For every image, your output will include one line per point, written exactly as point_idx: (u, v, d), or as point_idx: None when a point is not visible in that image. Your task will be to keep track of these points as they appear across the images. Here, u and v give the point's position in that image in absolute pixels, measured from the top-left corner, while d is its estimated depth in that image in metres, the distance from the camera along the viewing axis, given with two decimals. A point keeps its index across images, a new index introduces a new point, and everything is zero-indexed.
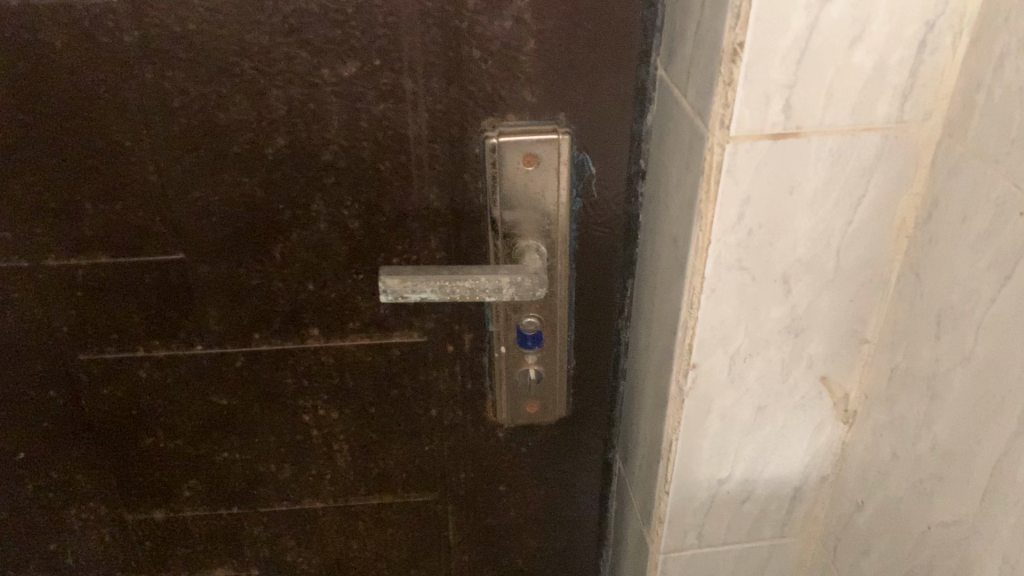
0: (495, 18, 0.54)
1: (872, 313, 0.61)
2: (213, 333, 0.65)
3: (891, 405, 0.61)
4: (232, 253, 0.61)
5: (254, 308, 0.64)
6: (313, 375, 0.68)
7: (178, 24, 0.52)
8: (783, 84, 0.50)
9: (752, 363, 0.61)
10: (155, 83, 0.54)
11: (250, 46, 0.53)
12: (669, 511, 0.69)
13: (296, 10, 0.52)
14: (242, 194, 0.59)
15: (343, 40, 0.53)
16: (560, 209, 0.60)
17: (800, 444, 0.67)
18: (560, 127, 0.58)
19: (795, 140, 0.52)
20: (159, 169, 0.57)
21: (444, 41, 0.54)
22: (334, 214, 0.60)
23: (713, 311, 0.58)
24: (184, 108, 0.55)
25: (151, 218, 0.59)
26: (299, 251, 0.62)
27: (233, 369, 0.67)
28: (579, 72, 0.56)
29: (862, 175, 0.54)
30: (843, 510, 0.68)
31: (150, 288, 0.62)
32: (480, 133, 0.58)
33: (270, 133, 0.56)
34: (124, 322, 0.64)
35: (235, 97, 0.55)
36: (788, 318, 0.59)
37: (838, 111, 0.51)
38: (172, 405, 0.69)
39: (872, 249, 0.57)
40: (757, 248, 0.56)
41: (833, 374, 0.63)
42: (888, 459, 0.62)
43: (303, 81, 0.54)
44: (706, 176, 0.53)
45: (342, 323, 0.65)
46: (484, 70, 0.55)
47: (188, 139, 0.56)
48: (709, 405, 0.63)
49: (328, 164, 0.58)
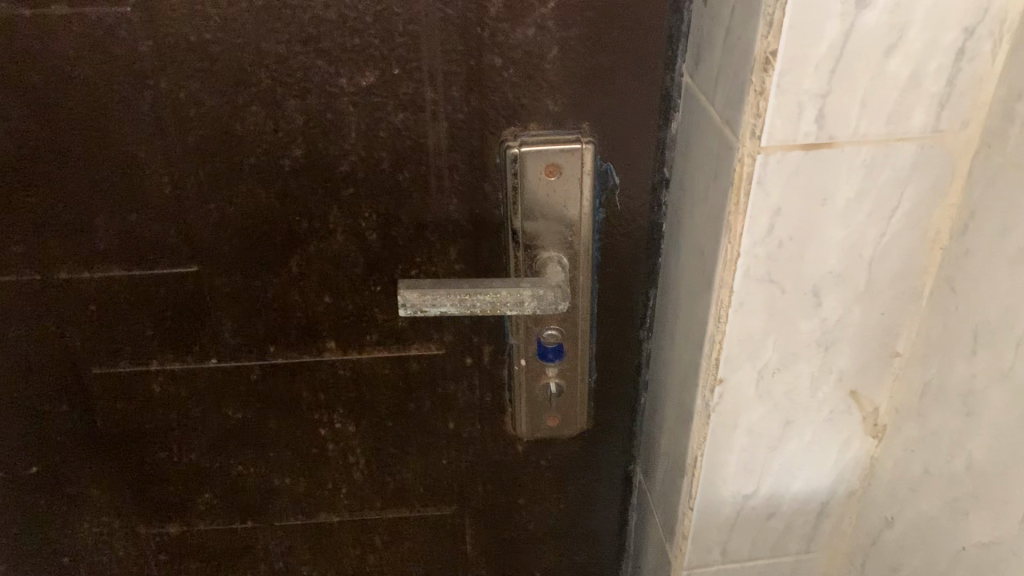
0: (518, 25, 0.52)
1: (904, 326, 0.59)
2: (228, 346, 0.64)
3: (923, 421, 0.59)
4: (247, 266, 0.60)
5: (270, 321, 0.63)
6: (330, 389, 0.67)
7: (193, 34, 0.51)
8: (816, 93, 0.48)
9: (781, 377, 0.60)
10: (170, 93, 0.53)
11: (267, 55, 0.52)
12: (694, 526, 0.67)
13: (314, 19, 0.51)
14: (258, 206, 0.57)
15: (361, 48, 0.52)
16: (583, 220, 0.59)
17: (828, 459, 0.65)
18: (584, 137, 0.57)
19: (828, 151, 0.50)
20: (173, 181, 0.56)
21: (465, 49, 0.53)
22: (351, 225, 0.59)
23: (741, 325, 0.57)
24: (199, 119, 0.54)
25: (166, 231, 0.58)
26: (315, 264, 0.60)
27: (249, 382, 0.66)
28: (603, 80, 0.55)
29: (896, 186, 0.52)
30: (871, 526, 0.66)
31: (164, 302, 0.61)
32: (501, 143, 0.57)
33: (288, 143, 0.55)
34: (138, 335, 0.63)
35: (251, 107, 0.53)
36: (818, 331, 0.58)
37: (872, 120, 0.50)
38: (187, 418, 0.67)
39: (906, 261, 0.56)
40: (788, 261, 0.54)
41: (863, 388, 0.62)
42: (920, 476, 0.60)
43: (320, 90, 0.53)
44: (736, 187, 0.52)
45: (359, 336, 0.64)
46: (506, 78, 0.54)
47: (204, 151, 0.55)
48: (736, 420, 0.61)
49: (346, 174, 0.57)
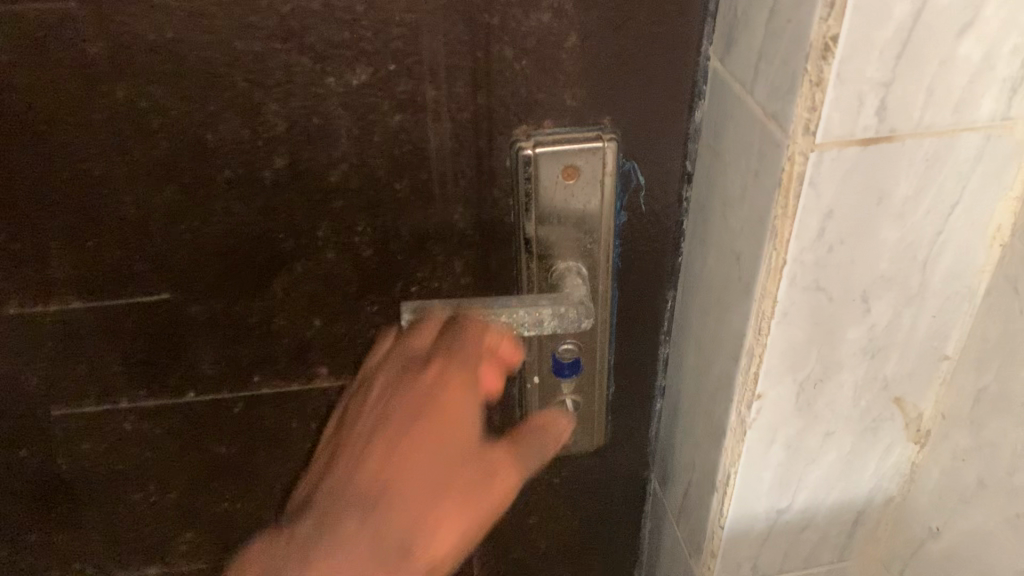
0: (531, 10, 0.45)
1: (955, 327, 0.54)
2: (208, 377, 0.57)
3: (978, 429, 0.54)
4: (227, 290, 0.53)
5: (254, 349, 0.56)
6: (324, 417, 0.60)
7: (153, 32, 0.43)
8: (879, 82, 0.42)
9: (823, 389, 0.55)
10: (130, 101, 0.45)
11: (241, 54, 0.44)
12: (724, 545, 0.62)
13: (295, 10, 0.43)
14: (236, 225, 0.51)
15: (351, 43, 0.45)
16: (603, 226, 0.53)
17: (867, 467, 0.60)
18: (605, 133, 0.50)
19: (887, 145, 0.45)
20: (138, 201, 0.49)
21: (472, 39, 0.46)
22: (344, 241, 0.52)
23: (785, 337, 0.51)
24: (165, 130, 0.46)
25: (131, 257, 0.51)
26: (304, 284, 0.54)
27: (232, 414, 0.59)
28: (626, 69, 0.48)
29: (958, 181, 0.47)
30: (911, 535, 0.62)
31: (133, 333, 0.54)
32: (512, 143, 0.50)
33: (270, 153, 0.48)
34: (105, 370, 0.56)
35: (225, 114, 0.46)
36: (866, 339, 0.53)
37: (938, 110, 0.44)
38: (162, 456, 0.61)
39: (962, 260, 0.51)
40: (837, 266, 0.49)
41: (908, 394, 0.57)
42: (973, 487, 0.55)
43: (305, 92, 0.46)
44: (783, 188, 0.46)
45: (355, 360, 0.58)
46: (518, 70, 0.47)
47: (173, 165, 0.48)
48: (773, 435, 0.56)
49: (337, 185, 0.50)
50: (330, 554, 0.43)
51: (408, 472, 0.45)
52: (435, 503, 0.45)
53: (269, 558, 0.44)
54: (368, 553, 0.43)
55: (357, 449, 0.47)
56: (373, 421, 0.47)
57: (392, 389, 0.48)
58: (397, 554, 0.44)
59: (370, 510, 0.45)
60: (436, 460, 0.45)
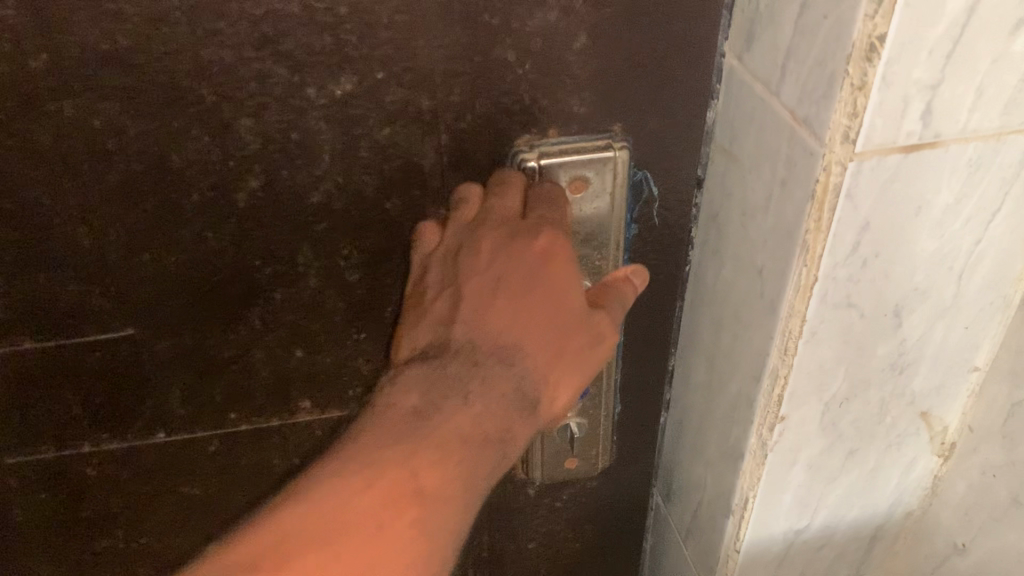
0: (536, 8, 0.42)
1: (987, 338, 0.50)
2: (178, 418, 0.55)
3: (1011, 445, 0.51)
4: (198, 325, 0.51)
5: (229, 384, 0.54)
6: (306, 453, 0.59)
7: (104, 43, 0.39)
8: (926, 85, 0.38)
9: (849, 407, 0.51)
10: (79, 120, 0.41)
11: (208, 65, 0.40)
12: (738, 569, 0.59)
13: (271, 12, 0.39)
14: (206, 255, 0.48)
15: (334, 49, 0.41)
16: (613, 239, 0.51)
17: (889, 483, 0.57)
18: (615, 140, 0.48)
19: (930, 152, 0.41)
20: (93, 231, 0.45)
21: (469, 42, 0.43)
22: (326, 264, 0.50)
23: (812, 357, 0.47)
24: (122, 151, 0.43)
25: (89, 291, 0.48)
26: (283, 315, 0.51)
27: (208, 453, 0.57)
28: (635, 71, 0.45)
29: (1002, 186, 0.43)
30: (934, 551, 0.59)
31: (97, 373, 0.51)
32: (516, 152, 0.48)
33: (243, 174, 0.45)
34: (65, 410, 0.53)
35: (192, 130, 0.43)
36: (896, 354, 0.49)
37: (985, 113, 0.40)
38: (131, 494, 0.58)
39: (1000, 269, 0.47)
40: (870, 280, 0.45)
41: (935, 408, 0.53)
42: (1005, 505, 0.52)
43: (282, 104, 0.43)
44: (817, 201, 0.42)
45: (341, 391, 0.56)
46: (521, 75, 0.45)
47: (132, 189, 0.44)
48: (794, 457, 0.53)
49: (320, 206, 0.47)
50: (463, 405, 0.40)
51: (535, 340, 0.43)
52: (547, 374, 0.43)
53: (384, 426, 0.39)
54: (494, 409, 0.40)
55: (473, 305, 0.43)
56: (474, 306, 0.43)
57: (502, 258, 0.44)
58: (527, 409, 0.41)
59: (493, 364, 0.41)
60: (548, 328, 0.43)
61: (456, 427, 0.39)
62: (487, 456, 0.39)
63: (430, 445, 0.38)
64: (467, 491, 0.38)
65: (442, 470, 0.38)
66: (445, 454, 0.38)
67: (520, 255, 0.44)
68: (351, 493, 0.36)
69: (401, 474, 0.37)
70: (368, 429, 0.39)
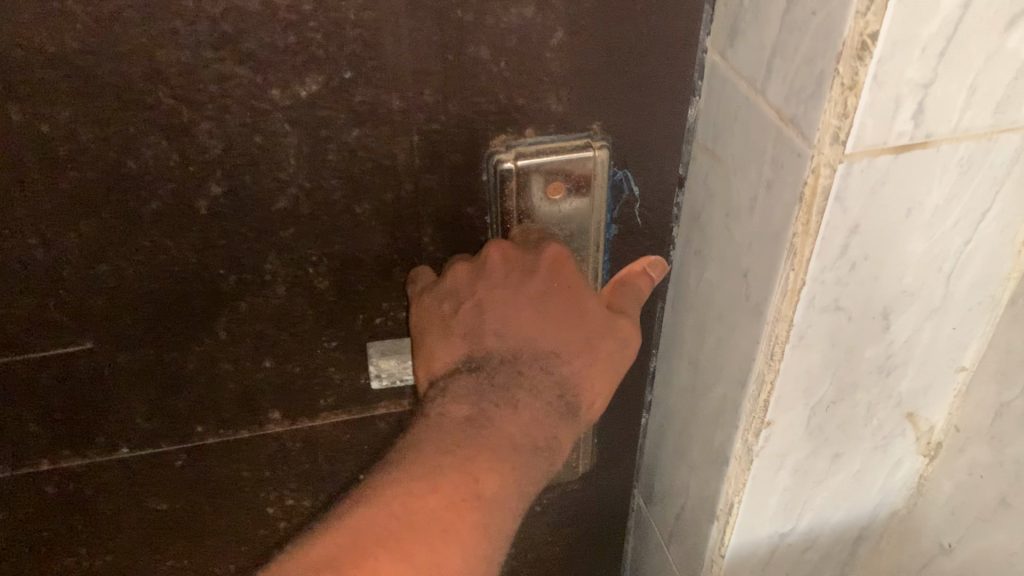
0: (511, 4, 0.41)
1: (974, 339, 0.50)
2: (142, 432, 0.55)
3: (999, 445, 0.50)
4: (162, 336, 0.50)
5: (193, 397, 0.53)
6: (278, 462, 0.59)
7: (53, 44, 0.37)
8: (918, 84, 0.37)
9: (836, 410, 0.50)
10: (28, 125, 0.40)
11: (164, 67, 0.39)
12: (723, 574, 0.58)
13: (230, 11, 0.38)
14: (166, 264, 0.47)
15: (298, 48, 0.40)
16: (591, 242, 0.50)
17: (875, 484, 0.56)
18: (594, 139, 0.47)
19: (922, 152, 0.39)
20: (46, 241, 0.44)
21: (441, 39, 0.41)
22: (294, 272, 0.49)
23: (800, 362, 0.46)
24: (74, 157, 0.41)
25: (43, 303, 0.47)
26: (250, 325, 0.51)
27: (176, 466, 0.57)
28: (613, 68, 0.44)
29: (993, 186, 0.42)
30: (919, 550, 0.58)
31: (58, 385, 0.51)
32: (490, 154, 0.46)
33: (204, 183, 0.44)
34: (23, 426, 0.52)
35: (150, 135, 0.41)
36: (883, 357, 0.48)
37: (978, 112, 0.39)
38: (95, 506, 0.58)
39: (989, 270, 0.46)
40: (859, 284, 0.44)
41: (921, 408, 0.52)
42: (994, 505, 0.51)
43: (245, 106, 0.41)
44: (806, 203, 0.40)
45: (313, 401, 0.56)
46: (495, 73, 0.43)
47: (87, 197, 0.43)
48: (781, 462, 0.51)
49: (286, 212, 0.46)
50: (512, 414, 0.44)
51: (570, 350, 0.47)
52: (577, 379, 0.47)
53: (442, 434, 0.43)
54: (537, 418, 0.45)
55: (500, 318, 0.47)
56: (498, 317, 0.47)
57: (519, 276, 0.47)
58: (568, 411, 0.46)
59: (530, 368, 0.46)
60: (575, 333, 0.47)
61: (505, 435, 0.44)
62: (532, 463, 0.44)
63: (485, 452, 0.43)
64: (516, 491, 0.43)
65: (496, 476, 0.43)
66: (500, 463, 0.43)
67: (535, 270, 0.47)
68: (417, 497, 0.41)
69: (462, 480, 0.42)
70: (431, 442, 0.43)
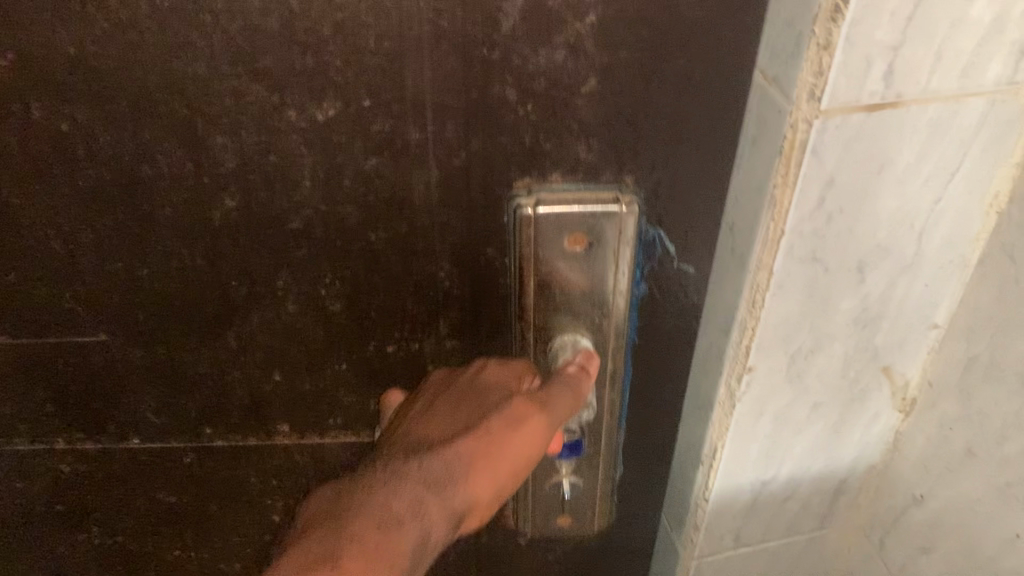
0: (540, 47, 0.43)
1: (947, 297, 0.53)
2: (149, 422, 0.60)
3: (967, 397, 0.54)
4: (173, 339, 0.55)
5: (200, 395, 0.58)
6: (283, 471, 0.64)
7: (70, 43, 0.41)
8: (888, 47, 0.40)
9: (814, 360, 0.53)
10: (51, 119, 0.44)
11: (178, 77, 0.42)
12: (708, 518, 0.61)
13: (244, 28, 0.41)
14: (178, 273, 0.51)
15: (315, 69, 0.43)
16: (615, 302, 0.53)
17: (853, 437, 0.60)
18: (624, 194, 0.49)
19: (893, 112, 0.43)
20: (63, 237, 0.49)
21: (465, 78, 0.44)
22: (308, 290, 0.52)
23: (780, 308, 0.50)
24: (91, 156, 0.45)
25: (59, 294, 0.52)
26: (260, 337, 0.55)
27: (183, 460, 0.63)
28: (646, 116, 0.46)
29: (961, 147, 0.45)
30: (895, 501, 0.62)
31: (74, 371, 0.56)
32: (513, 198, 0.49)
33: (218, 197, 0.47)
34: (40, 399, 0.58)
35: (164, 141, 0.45)
36: (859, 309, 0.51)
37: (945, 75, 0.42)
38: (101, 482, 0.64)
39: (958, 229, 0.49)
40: (835, 236, 0.47)
41: (896, 363, 0.56)
42: (961, 455, 0.55)
43: (261, 123, 0.44)
44: (785, 157, 0.44)
45: (325, 416, 0.60)
46: (521, 116, 0.46)
47: (104, 195, 0.47)
48: (762, 408, 0.55)
49: (299, 231, 0.49)
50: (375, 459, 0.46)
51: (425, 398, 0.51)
52: (501, 444, 0.45)
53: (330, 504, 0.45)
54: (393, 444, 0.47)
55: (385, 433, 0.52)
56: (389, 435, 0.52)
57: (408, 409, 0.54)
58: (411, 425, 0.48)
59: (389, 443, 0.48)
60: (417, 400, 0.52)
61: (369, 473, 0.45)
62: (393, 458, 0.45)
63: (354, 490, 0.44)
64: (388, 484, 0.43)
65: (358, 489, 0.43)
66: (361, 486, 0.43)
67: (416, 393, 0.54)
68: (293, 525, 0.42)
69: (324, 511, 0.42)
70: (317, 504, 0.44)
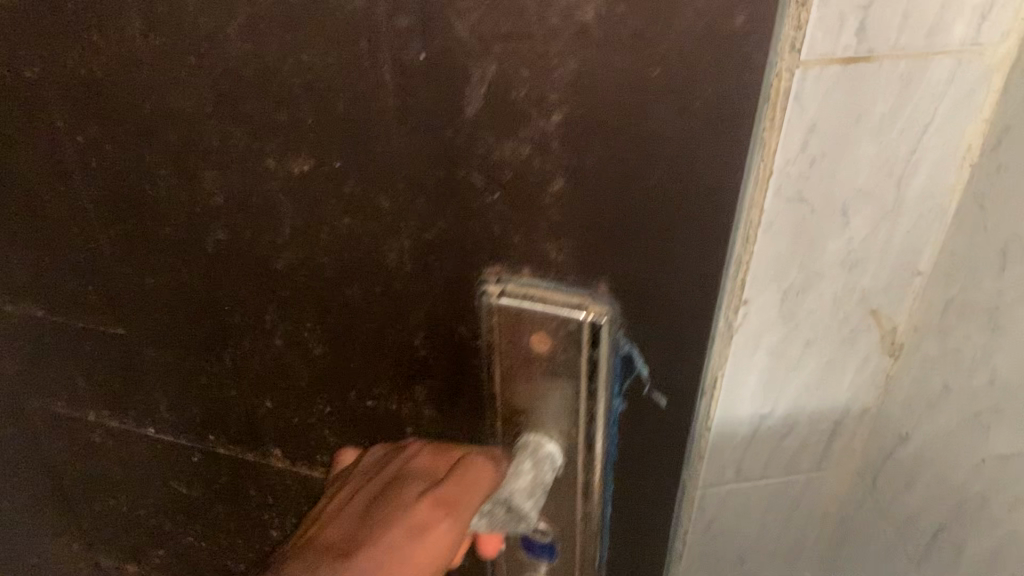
0: (507, 140, 0.47)
1: (928, 244, 0.58)
2: (171, 400, 0.75)
3: (944, 337, 0.59)
4: (185, 340, 0.69)
5: (208, 388, 0.72)
6: (272, 483, 0.77)
7: (110, 47, 0.51)
8: (859, 5, 0.46)
9: (804, 298, 0.59)
10: (99, 117, 0.56)
11: (178, 112, 0.53)
12: (709, 447, 0.67)
13: (226, 74, 0.49)
14: (186, 282, 0.64)
15: (290, 126, 0.51)
16: (581, 398, 0.58)
17: (845, 377, 0.65)
18: (594, 294, 0.53)
19: (866, 66, 0.48)
20: (99, 233, 0.64)
21: (436, 152, 0.49)
22: (293, 331, 0.63)
23: (769, 246, 0.56)
24: (124, 153, 0.57)
25: (98, 289, 0.68)
26: (251, 361, 0.67)
27: (194, 445, 0.78)
28: (614, 243, 0.51)
29: (933, 101, 0.51)
30: (884, 443, 0.67)
31: (115, 346, 0.72)
32: (482, 281, 0.55)
33: (208, 226, 0.59)
34: (98, 357, 0.74)
35: (171, 157, 0.56)
36: (845, 251, 0.57)
37: (913, 33, 0.48)
38: (135, 443, 0.81)
39: (936, 179, 0.55)
40: (818, 180, 0.53)
41: (883, 307, 0.61)
42: (939, 392, 0.61)
43: (250, 167, 0.54)
44: (771, 103, 0.50)
45: (309, 448, 0.72)
46: (489, 207, 0.51)
47: (130, 208, 0.61)
48: (757, 342, 0.61)
49: (284, 275, 0.59)
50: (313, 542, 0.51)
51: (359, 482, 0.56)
52: (411, 539, 0.50)
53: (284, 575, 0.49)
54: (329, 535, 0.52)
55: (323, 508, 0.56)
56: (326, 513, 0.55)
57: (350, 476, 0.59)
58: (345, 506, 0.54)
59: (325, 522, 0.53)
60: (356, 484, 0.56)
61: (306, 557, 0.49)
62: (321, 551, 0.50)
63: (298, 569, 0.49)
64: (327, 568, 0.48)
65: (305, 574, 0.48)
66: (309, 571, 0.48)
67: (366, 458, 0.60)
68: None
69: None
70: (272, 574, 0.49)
